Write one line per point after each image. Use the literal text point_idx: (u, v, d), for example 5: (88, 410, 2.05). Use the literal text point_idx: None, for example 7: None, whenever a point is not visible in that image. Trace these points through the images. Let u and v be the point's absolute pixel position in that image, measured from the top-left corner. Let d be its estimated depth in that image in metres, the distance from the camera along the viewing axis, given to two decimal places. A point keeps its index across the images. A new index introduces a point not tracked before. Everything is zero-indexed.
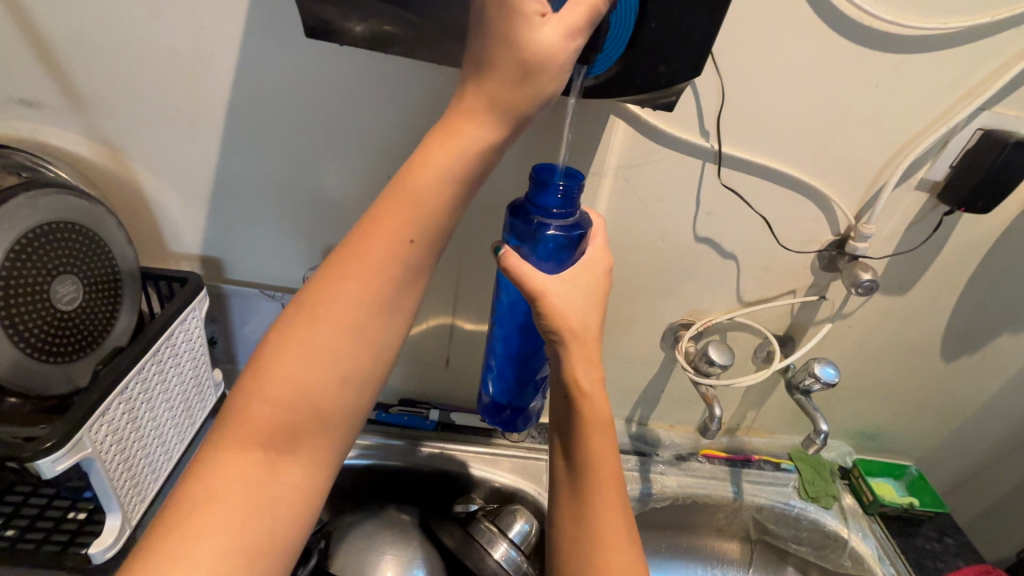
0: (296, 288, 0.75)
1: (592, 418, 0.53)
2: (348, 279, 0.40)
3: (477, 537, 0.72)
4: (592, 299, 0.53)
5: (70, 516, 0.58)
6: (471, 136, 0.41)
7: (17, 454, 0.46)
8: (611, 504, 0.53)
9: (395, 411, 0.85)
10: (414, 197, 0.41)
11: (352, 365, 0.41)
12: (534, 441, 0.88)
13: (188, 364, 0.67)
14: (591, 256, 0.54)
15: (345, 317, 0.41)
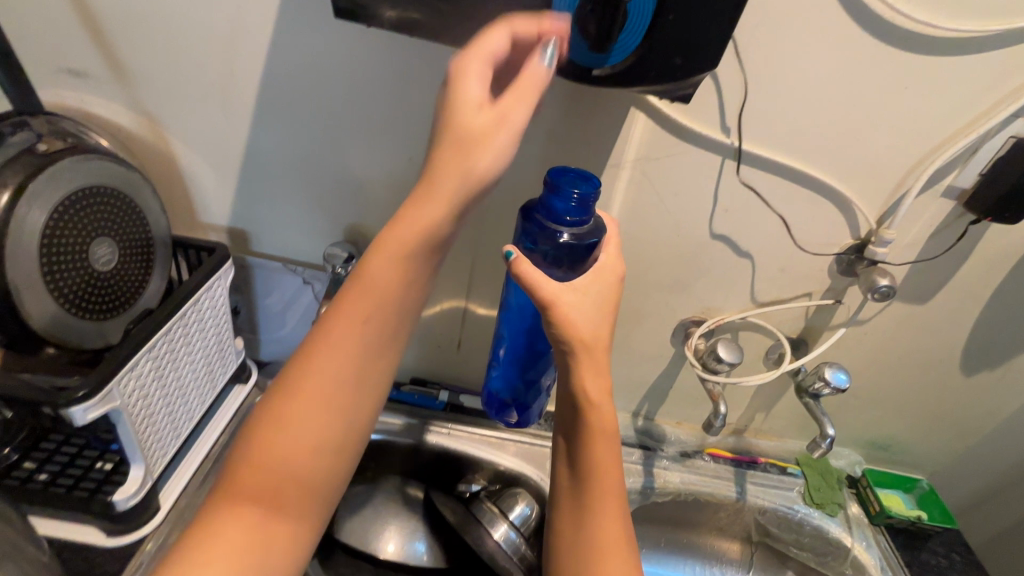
0: (316, 263, 0.78)
1: (597, 428, 0.54)
2: (319, 361, 0.47)
3: (478, 516, 0.75)
4: (602, 311, 0.53)
5: (98, 466, 0.62)
6: (421, 231, 0.46)
7: (53, 400, 0.49)
8: (612, 514, 0.53)
9: (406, 389, 0.87)
10: (372, 289, 0.47)
11: (327, 435, 0.47)
12: (540, 428, 0.89)
13: (212, 330, 0.70)
14: (600, 268, 0.54)
15: (319, 393, 0.46)
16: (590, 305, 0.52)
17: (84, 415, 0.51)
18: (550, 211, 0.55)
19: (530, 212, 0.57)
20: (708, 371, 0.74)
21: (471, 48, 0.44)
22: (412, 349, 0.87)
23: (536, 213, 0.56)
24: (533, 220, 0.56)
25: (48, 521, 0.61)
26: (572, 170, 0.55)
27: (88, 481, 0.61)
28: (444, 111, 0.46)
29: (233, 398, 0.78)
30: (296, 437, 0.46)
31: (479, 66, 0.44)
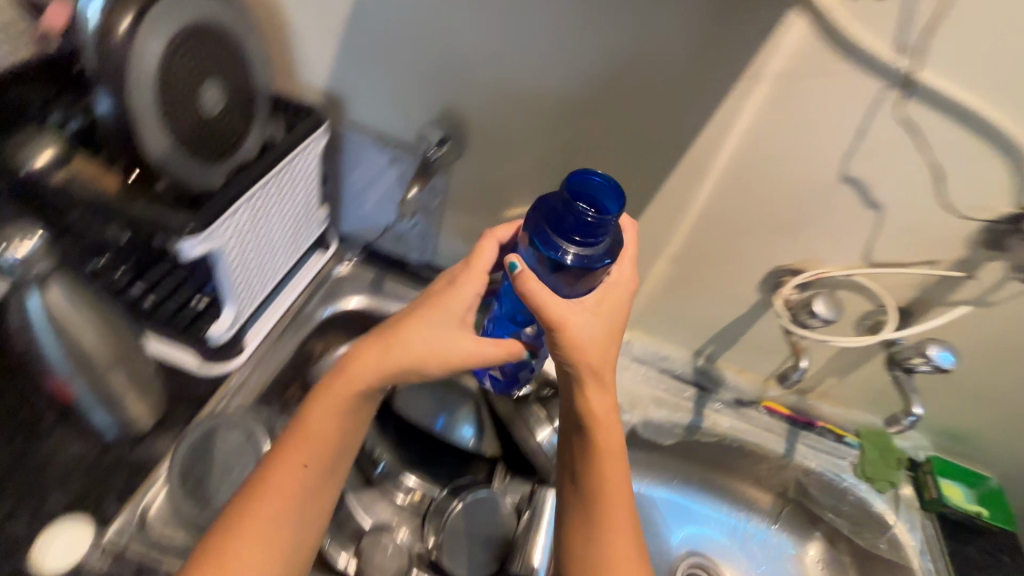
0: (404, 144, 0.75)
1: (606, 448, 0.56)
2: (269, 498, 0.52)
3: (524, 414, 0.76)
4: (603, 342, 0.55)
5: (192, 304, 0.66)
6: (355, 381, 0.55)
7: (167, 229, 0.52)
8: (622, 530, 0.55)
9: None
10: (313, 427, 0.55)
11: (275, 552, 0.51)
12: None
13: (303, 194, 0.71)
14: (602, 302, 0.56)
15: (269, 517, 0.51)
16: (593, 341, 0.55)
17: (192, 248, 0.54)
18: (563, 218, 0.49)
19: (536, 216, 0.51)
20: (795, 323, 0.72)
21: (471, 263, 0.58)
22: None
23: (546, 223, 0.50)
24: (539, 231, 0.51)
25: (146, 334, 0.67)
26: (596, 177, 0.50)
27: (184, 313, 0.66)
28: (432, 298, 0.58)
29: (312, 264, 0.83)
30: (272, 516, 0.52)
31: (480, 266, 0.58)
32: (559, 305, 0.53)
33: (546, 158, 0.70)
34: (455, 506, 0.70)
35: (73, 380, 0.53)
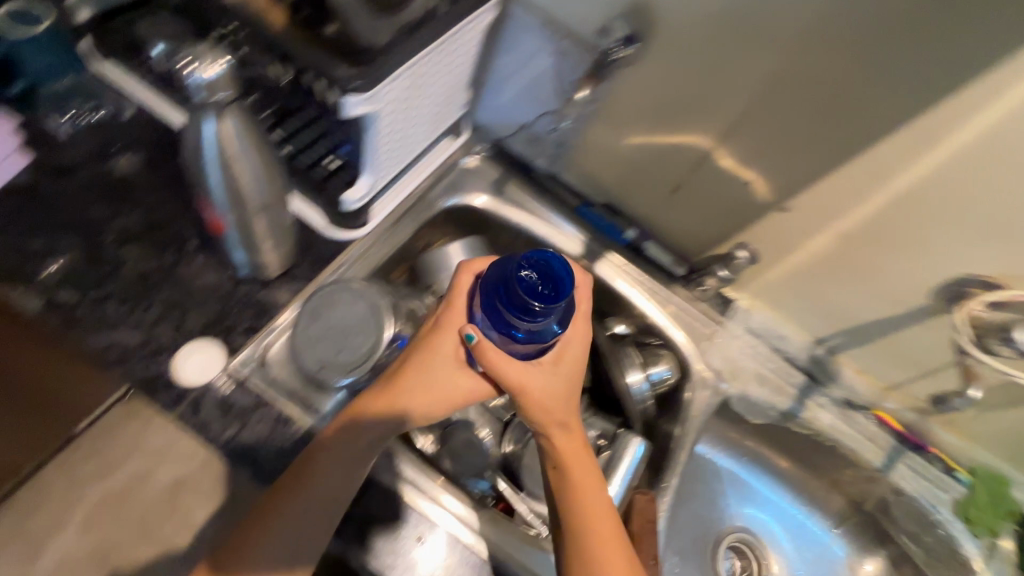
0: (576, 36, 0.67)
1: (584, 483, 0.57)
2: (269, 530, 0.53)
3: (619, 355, 0.75)
4: (566, 393, 0.57)
5: (325, 162, 0.65)
6: (358, 425, 0.55)
7: (338, 82, 0.48)
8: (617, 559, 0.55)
9: (597, 211, 0.84)
10: (315, 467, 0.54)
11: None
12: (711, 308, 0.83)
13: (458, 70, 0.66)
14: (563, 355, 0.57)
15: (269, 545, 0.52)
16: (556, 394, 0.57)
17: (353, 107, 0.50)
18: (510, 299, 0.49)
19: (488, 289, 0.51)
20: (981, 349, 0.62)
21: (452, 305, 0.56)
22: (623, 173, 0.80)
23: (496, 301, 0.50)
24: (492, 309, 0.51)
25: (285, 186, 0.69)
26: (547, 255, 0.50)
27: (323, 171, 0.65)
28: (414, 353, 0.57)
29: (441, 150, 0.79)
30: (272, 548, 0.53)
31: (450, 324, 0.56)
32: (517, 367, 0.54)
33: (737, 83, 0.61)
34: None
35: (223, 219, 0.53)
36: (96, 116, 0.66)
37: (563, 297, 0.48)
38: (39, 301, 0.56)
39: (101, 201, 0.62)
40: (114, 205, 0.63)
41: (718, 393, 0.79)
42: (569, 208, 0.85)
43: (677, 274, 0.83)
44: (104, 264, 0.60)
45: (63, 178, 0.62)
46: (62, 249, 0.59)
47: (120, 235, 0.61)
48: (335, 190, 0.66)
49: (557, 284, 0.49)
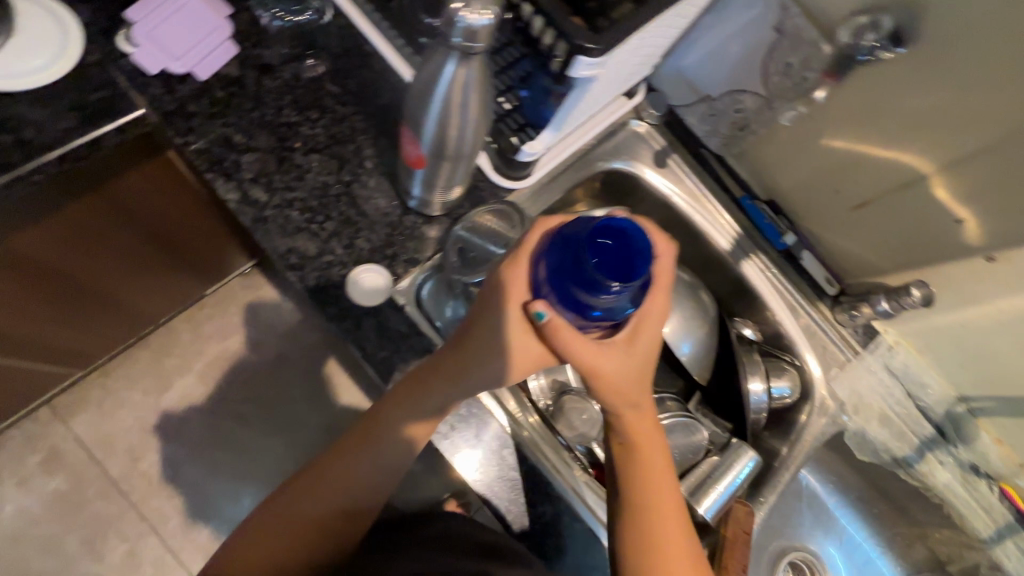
0: (815, 16, 0.61)
1: (651, 462, 0.55)
2: (362, 445, 0.59)
3: (746, 359, 0.73)
4: (644, 374, 0.51)
5: (501, 103, 0.62)
6: (437, 372, 0.54)
7: (573, 40, 0.45)
8: (674, 535, 0.54)
9: (760, 206, 0.78)
10: (403, 401, 0.57)
11: (359, 488, 0.59)
12: (853, 336, 0.77)
13: (672, 35, 0.60)
14: (640, 332, 0.49)
15: (357, 458, 0.59)
16: (632, 375, 0.50)
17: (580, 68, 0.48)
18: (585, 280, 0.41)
19: (557, 264, 0.43)
20: None
21: (518, 262, 0.48)
22: (802, 175, 0.73)
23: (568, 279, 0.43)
24: (564, 288, 0.44)
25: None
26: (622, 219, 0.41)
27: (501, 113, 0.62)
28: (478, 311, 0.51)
29: (617, 107, 0.74)
30: (369, 467, 0.59)
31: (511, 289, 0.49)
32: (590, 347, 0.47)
33: (995, 107, 0.54)
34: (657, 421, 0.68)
35: (420, 157, 0.53)
36: (301, 19, 0.66)
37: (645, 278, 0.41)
38: (235, 194, 0.59)
39: (293, 106, 0.64)
40: (304, 112, 0.64)
41: (835, 423, 0.76)
42: (729, 199, 0.80)
43: (826, 292, 0.78)
44: (291, 168, 0.62)
45: (264, 76, 0.64)
46: (256, 147, 0.61)
47: (306, 143, 0.63)
48: (510, 136, 0.64)
49: (638, 260, 0.41)
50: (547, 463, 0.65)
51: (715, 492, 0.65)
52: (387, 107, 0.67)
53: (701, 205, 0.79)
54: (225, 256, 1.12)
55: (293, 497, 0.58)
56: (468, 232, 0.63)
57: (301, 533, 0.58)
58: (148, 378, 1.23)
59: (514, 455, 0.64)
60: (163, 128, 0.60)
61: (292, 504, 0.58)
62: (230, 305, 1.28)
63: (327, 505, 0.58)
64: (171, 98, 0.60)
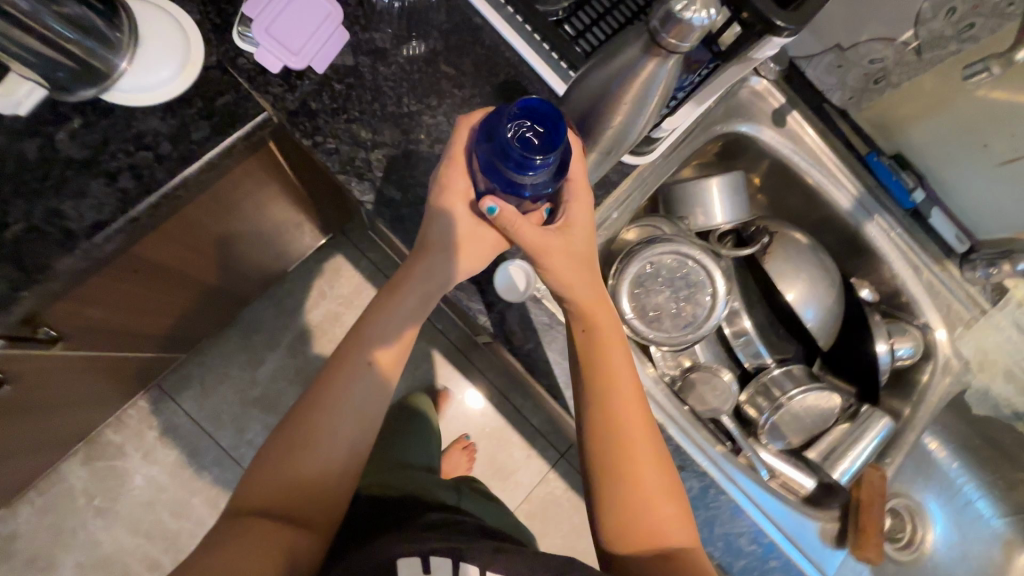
0: None
1: (617, 354, 0.54)
2: (345, 380, 0.54)
3: (869, 321, 0.71)
4: (588, 256, 0.53)
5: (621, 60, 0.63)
6: (408, 276, 0.55)
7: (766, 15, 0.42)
8: (641, 434, 0.53)
9: (887, 162, 0.74)
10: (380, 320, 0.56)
11: (338, 425, 0.54)
12: (981, 293, 0.76)
13: None
14: (575, 215, 0.52)
15: (342, 390, 0.54)
16: (576, 261, 0.52)
17: (764, 48, 0.52)
18: (507, 154, 0.45)
19: (485, 150, 0.48)
20: None
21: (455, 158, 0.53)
22: (945, 128, 0.69)
23: (495, 159, 0.47)
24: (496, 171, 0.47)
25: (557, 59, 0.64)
26: (533, 100, 0.45)
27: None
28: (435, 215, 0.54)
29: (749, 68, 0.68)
30: (351, 404, 0.54)
31: (459, 186, 0.53)
32: (529, 227, 0.50)
33: None
34: (791, 396, 0.69)
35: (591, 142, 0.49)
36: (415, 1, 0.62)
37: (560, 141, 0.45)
38: (371, 195, 0.59)
39: (412, 94, 0.61)
40: (423, 100, 0.61)
41: (958, 382, 0.76)
42: (853, 155, 0.76)
43: (955, 249, 0.75)
44: (420, 162, 0.60)
45: (379, 62, 0.61)
46: (383, 143, 0.59)
47: (429, 134, 0.61)
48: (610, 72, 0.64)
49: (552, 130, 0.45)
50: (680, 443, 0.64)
51: (850, 455, 0.68)
52: (505, 87, 0.63)
53: (820, 162, 0.75)
54: (307, 236, 1.12)
55: (292, 441, 0.52)
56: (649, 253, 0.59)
57: (308, 481, 0.52)
58: (242, 355, 1.28)
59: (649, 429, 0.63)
60: (289, 129, 0.58)
61: (297, 448, 0.52)
62: (309, 281, 1.31)
63: (331, 446, 0.53)
64: (294, 96, 0.58)
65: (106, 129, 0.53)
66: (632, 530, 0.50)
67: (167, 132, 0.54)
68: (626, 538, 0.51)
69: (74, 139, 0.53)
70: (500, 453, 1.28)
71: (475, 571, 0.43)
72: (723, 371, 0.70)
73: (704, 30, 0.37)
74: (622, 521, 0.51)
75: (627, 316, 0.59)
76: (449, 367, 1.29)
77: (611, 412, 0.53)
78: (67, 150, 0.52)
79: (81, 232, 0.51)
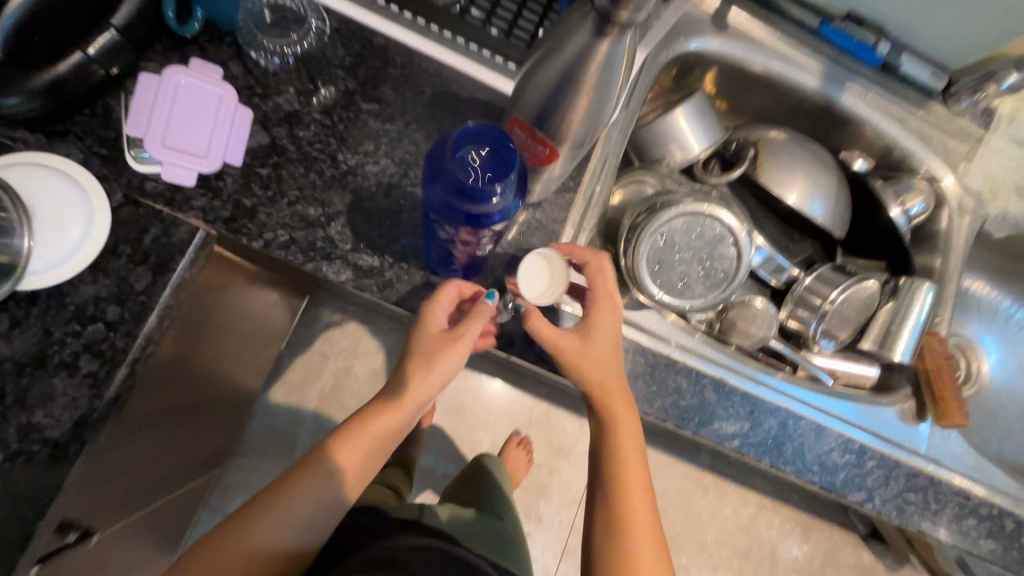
0: None
1: (626, 445, 0.54)
2: (296, 490, 0.50)
3: (875, 192, 0.69)
4: (614, 357, 0.53)
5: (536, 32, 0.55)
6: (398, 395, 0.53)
7: None
8: (639, 517, 0.54)
9: (842, 27, 0.70)
10: (341, 442, 0.52)
11: (273, 545, 0.49)
12: (970, 122, 0.74)
13: None
14: (596, 319, 0.53)
15: (295, 503, 0.50)
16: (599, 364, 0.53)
17: None
18: (464, 189, 0.41)
19: (441, 193, 0.43)
20: None
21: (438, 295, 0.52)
22: None
23: (454, 198, 0.42)
24: (456, 212, 0.43)
25: (478, 52, 0.57)
26: (473, 125, 0.42)
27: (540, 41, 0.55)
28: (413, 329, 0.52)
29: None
30: (298, 522, 0.50)
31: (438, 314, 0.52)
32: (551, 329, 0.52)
33: None
34: (832, 300, 0.67)
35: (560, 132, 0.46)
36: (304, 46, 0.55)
37: (514, 158, 0.42)
38: (348, 272, 0.53)
39: (344, 146, 0.55)
40: (358, 149, 0.55)
41: (978, 217, 0.73)
42: (804, 31, 0.71)
43: (935, 89, 0.73)
44: (382, 216, 0.54)
45: (295, 126, 0.54)
46: (337, 213, 0.53)
47: (379, 183, 0.55)
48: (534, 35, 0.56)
49: (499, 153, 0.42)
50: (747, 389, 0.61)
51: (904, 334, 0.65)
52: (436, 100, 0.57)
53: (774, 51, 0.70)
54: (286, 310, 1.06)
55: (245, 522, 0.49)
56: (660, 222, 0.57)
57: None
58: (272, 446, 1.22)
59: (711, 388, 0.60)
60: (232, 237, 0.52)
61: (236, 537, 0.49)
62: (307, 348, 1.25)
63: (279, 543, 0.50)
64: (222, 201, 0.52)
65: (41, 318, 0.47)
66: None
67: (108, 294, 0.48)
68: None
69: (10, 343, 0.46)
70: (554, 434, 1.26)
71: None
72: (755, 299, 0.67)
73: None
74: None
75: (656, 295, 0.57)
76: (474, 376, 1.25)
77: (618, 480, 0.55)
78: (7, 357, 0.46)
79: (65, 437, 0.46)
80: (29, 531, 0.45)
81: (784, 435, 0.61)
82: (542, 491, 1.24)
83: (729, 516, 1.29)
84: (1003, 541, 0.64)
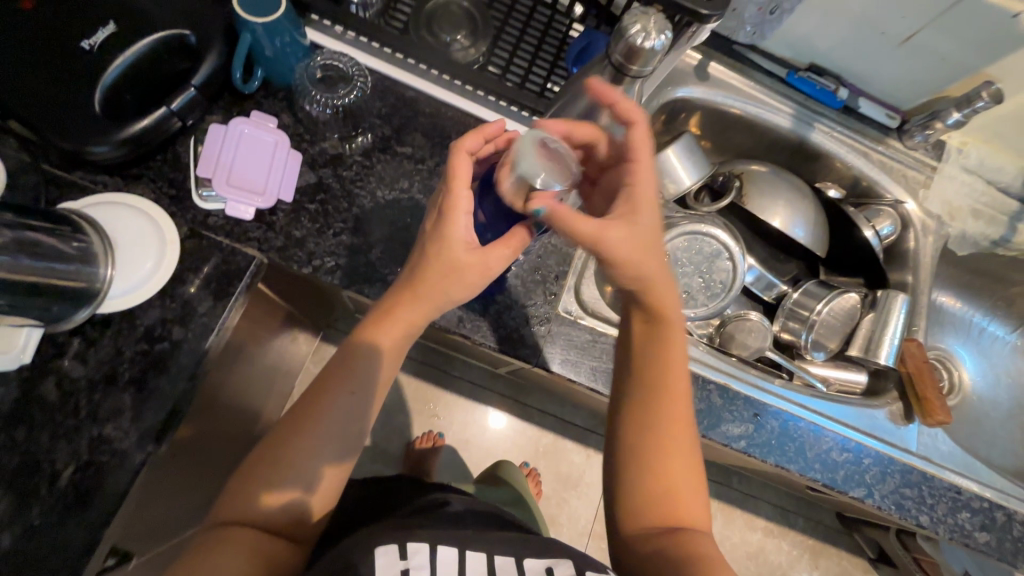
0: None
1: (674, 341, 0.53)
2: (320, 411, 0.49)
3: (848, 217, 0.77)
4: (655, 241, 0.50)
5: (549, 87, 0.64)
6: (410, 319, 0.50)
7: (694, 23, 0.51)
8: (677, 420, 0.51)
9: (806, 76, 0.81)
10: (351, 359, 0.50)
11: (298, 473, 0.48)
12: (925, 155, 0.84)
13: None
14: (638, 199, 0.49)
15: (320, 428, 0.48)
16: (638, 251, 0.49)
17: (697, 36, 0.57)
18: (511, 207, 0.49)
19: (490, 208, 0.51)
20: None
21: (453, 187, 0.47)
22: (840, 31, 0.74)
23: (503, 214, 0.50)
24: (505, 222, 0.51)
25: (497, 102, 0.66)
26: None
27: (550, 94, 0.64)
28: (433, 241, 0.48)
29: None
30: (322, 449, 0.48)
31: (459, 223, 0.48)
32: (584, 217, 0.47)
33: None
34: (818, 312, 0.75)
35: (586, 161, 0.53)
36: (349, 99, 0.62)
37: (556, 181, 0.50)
38: None
39: (382, 183, 0.62)
40: (394, 186, 0.62)
41: (941, 237, 0.82)
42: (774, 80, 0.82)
43: (891, 128, 0.83)
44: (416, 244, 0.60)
45: (338, 167, 0.61)
46: (376, 241, 0.60)
47: (414, 215, 0.61)
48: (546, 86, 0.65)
49: None
50: (750, 393, 0.67)
51: (887, 343, 0.71)
52: None
53: (749, 96, 0.80)
54: (303, 347, 1.10)
55: (257, 475, 0.47)
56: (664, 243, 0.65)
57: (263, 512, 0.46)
58: None
59: (717, 392, 0.66)
60: (283, 264, 0.58)
61: (269, 472, 0.47)
62: None
63: (308, 474, 0.48)
64: (275, 233, 0.58)
65: (113, 339, 0.52)
66: (643, 513, 0.49)
67: (173, 317, 0.54)
68: (639, 511, 0.49)
69: (85, 363, 0.51)
70: (563, 463, 1.28)
71: (452, 551, 0.43)
72: (750, 313, 0.74)
73: (663, 50, 0.47)
74: (637, 498, 0.49)
75: None
76: (482, 408, 1.28)
77: (655, 400, 0.51)
78: (81, 375, 0.51)
79: (132, 448, 0.50)
80: (95, 538, 0.48)
81: (785, 435, 0.66)
82: (552, 524, 1.25)
83: (738, 543, 1.30)
84: (996, 533, 0.69)
